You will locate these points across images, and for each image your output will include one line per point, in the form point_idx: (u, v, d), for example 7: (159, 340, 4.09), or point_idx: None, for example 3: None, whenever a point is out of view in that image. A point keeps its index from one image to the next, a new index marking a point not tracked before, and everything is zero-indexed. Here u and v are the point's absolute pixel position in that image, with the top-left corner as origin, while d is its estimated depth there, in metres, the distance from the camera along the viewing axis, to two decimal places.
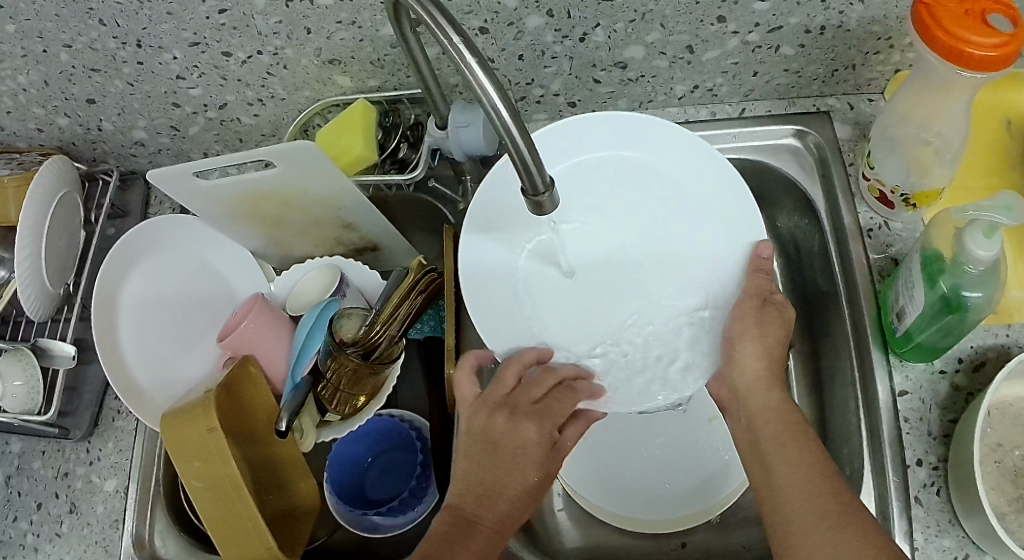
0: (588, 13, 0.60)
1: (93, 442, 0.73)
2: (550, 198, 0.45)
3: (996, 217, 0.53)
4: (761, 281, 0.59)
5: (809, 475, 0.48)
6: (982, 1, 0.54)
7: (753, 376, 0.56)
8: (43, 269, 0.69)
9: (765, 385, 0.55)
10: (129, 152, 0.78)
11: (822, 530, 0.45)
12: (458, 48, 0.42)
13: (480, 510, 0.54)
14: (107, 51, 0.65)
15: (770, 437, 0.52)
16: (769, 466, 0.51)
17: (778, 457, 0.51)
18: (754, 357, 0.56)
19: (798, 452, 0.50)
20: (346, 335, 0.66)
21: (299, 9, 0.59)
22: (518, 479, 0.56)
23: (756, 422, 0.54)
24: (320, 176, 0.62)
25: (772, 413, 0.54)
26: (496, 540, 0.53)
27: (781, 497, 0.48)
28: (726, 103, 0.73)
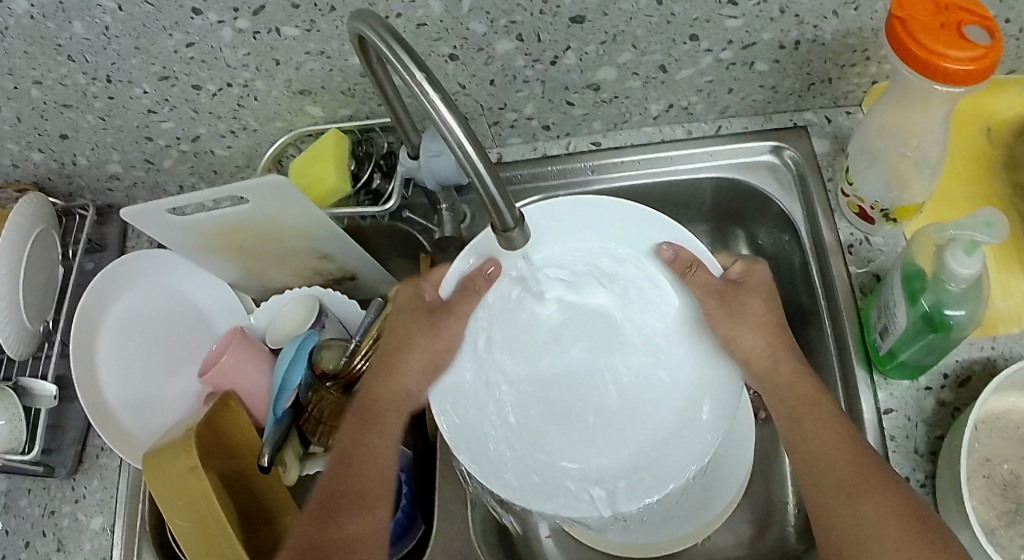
0: (558, 36, 0.59)
1: (78, 478, 0.73)
2: (519, 232, 0.45)
3: (976, 236, 0.53)
4: (704, 279, 0.60)
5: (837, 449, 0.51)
6: (958, 13, 0.54)
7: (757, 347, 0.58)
8: (21, 307, 0.68)
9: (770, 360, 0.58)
10: (105, 186, 0.78)
11: (840, 494, 0.50)
12: (420, 82, 0.41)
13: (372, 437, 0.58)
14: (77, 86, 0.64)
15: (785, 412, 0.56)
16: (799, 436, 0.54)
17: (801, 430, 0.54)
18: (753, 336, 0.58)
19: (815, 421, 0.54)
20: (325, 366, 0.66)
21: (266, 41, 0.58)
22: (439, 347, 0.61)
23: (792, 382, 0.57)
24: (294, 210, 0.62)
25: (788, 391, 0.56)
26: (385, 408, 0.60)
27: (811, 451, 0.53)
28: (702, 121, 0.72)
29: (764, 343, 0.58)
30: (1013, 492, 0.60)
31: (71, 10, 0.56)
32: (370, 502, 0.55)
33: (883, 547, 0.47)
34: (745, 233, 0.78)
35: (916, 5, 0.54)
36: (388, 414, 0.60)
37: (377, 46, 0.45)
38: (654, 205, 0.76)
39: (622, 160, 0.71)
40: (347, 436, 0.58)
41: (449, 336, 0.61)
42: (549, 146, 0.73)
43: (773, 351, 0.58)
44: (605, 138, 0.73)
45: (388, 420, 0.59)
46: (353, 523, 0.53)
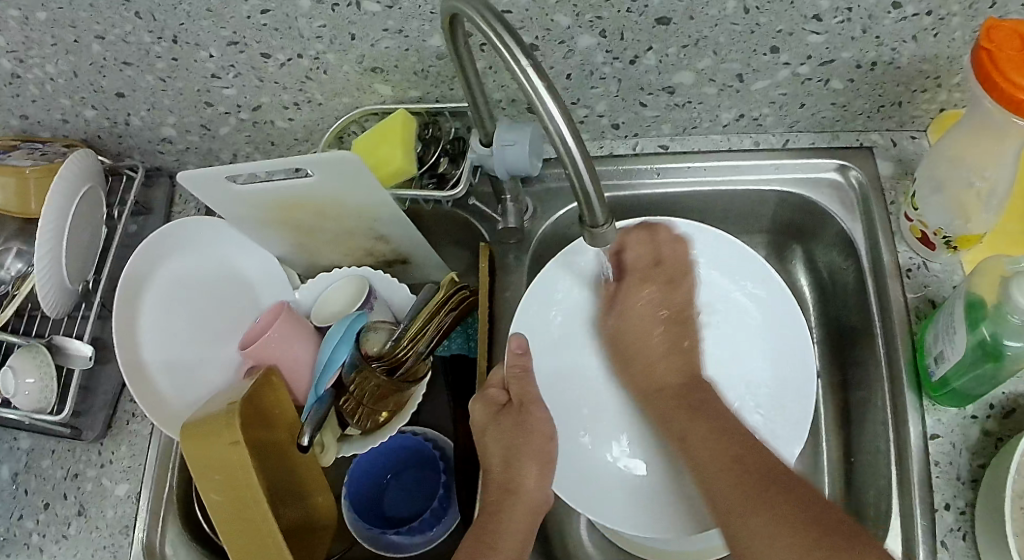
0: (641, 36, 0.59)
1: (105, 443, 0.72)
2: (608, 231, 0.47)
3: None
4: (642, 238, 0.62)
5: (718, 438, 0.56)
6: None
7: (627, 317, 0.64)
8: (62, 264, 0.67)
9: (657, 327, 0.63)
10: (155, 148, 0.76)
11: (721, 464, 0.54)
12: (527, 71, 0.41)
13: (523, 484, 0.59)
14: (142, 44, 0.63)
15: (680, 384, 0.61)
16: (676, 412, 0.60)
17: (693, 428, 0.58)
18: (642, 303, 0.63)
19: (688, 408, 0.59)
20: (371, 348, 0.65)
21: (345, 14, 0.57)
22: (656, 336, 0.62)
23: (655, 369, 0.62)
24: (357, 189, 0.61)
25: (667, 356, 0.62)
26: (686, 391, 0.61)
27: (698, 447, 0.56)
28: (770, 133, 0.72)
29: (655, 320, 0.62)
30: None
31: None
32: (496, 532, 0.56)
33: (762, 541, 0.49)
34: (802, 250, 0.78)
35: (1002, 39, 0.53)
36: (534, 461, 0.59)
37: (477, 29, 0.44)
38: (711, 214, 0.76)
39: (692, 164, 0.72)
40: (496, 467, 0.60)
41: (536, 418, 0.60)
42: (614, 146, 0.72)
43: (657, 322, 0.63)
44: (673, 142, 0.72)
45: (530, 471, 0.59)
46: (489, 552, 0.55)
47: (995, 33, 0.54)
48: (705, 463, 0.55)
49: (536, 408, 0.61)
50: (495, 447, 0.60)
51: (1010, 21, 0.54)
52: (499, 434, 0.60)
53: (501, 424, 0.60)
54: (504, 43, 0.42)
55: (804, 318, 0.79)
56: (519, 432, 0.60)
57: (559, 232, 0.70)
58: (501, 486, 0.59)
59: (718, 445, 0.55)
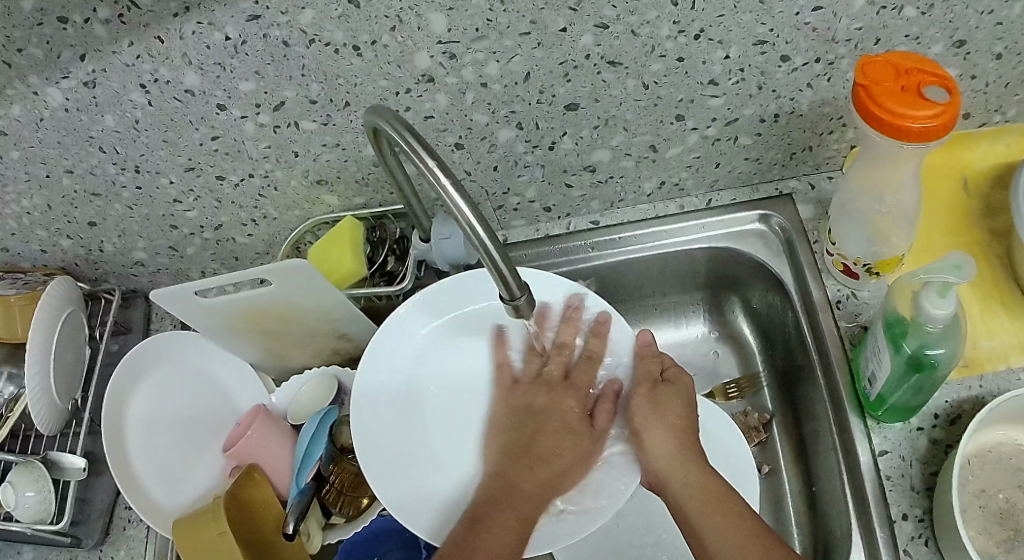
0: (554, 123, 0.64)
1: (105, 549, 0.76)
2: (525, 299, 0.49)
3: (947, 278, 0.56)
4: (650, 367, 0.66)
5: (742, 545, 0.53)
6: (916, 75, 0.58)
7: (663, 451, 0.60)
8: (51, 385, 0.72)
9: (681, 462, 0.59)
10: (129, 271, 0.82)
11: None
12: (433, 169, 0.44)
13: (522, 479, 0.62)
14: (107, 176, 0.68)
15: (697, 511, 0.57)
16: (699, 530, 0.56)
17: (711, 524, 0.55)
18: (662, 440, 0.60)
19: (723, 515, 0.56)
20: (344, 440, 0.73)
21: (286, 134, 0.63)
22: (660, 440, 0.61)
23: (676, 467, 0.59)
24: (314, 292, 0.66)
25: (694, 489, 0.58)
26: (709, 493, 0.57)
27: (710, 537, 0.55)
28: (692, 195, 0.77)
29: (674, 451, 0.60)
30: (1010, 521, 0.63)
31: (105, 104, 0.60)
32: None
33: None
34: (739, 299, 0.83)
35: (878, 71, 0.59)
36: (556, 463, 0.63)
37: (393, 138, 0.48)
38: (652, 276, 0.81)
39: (618, 236, 0.77)
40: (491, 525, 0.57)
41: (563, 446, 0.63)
42: (550, 227, 0.78)
43: (687, 454, 0.59)
44: (603, 217, 0.78)
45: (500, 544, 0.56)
46: (480, 542, 0.55)
47: (870, 67, 0.59)
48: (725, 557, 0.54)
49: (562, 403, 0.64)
50: (511, 432, 0.65)
51: (882, 54, 0.60)
52: (515, 425, 0.66)
53: (523, 397, 0.66)
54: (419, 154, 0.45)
55: (753, 363, 0.83)
56: (541, 419, 0.64)
57: None
58: (506, 473, 0.63)
59: (733, 532, 0.54)
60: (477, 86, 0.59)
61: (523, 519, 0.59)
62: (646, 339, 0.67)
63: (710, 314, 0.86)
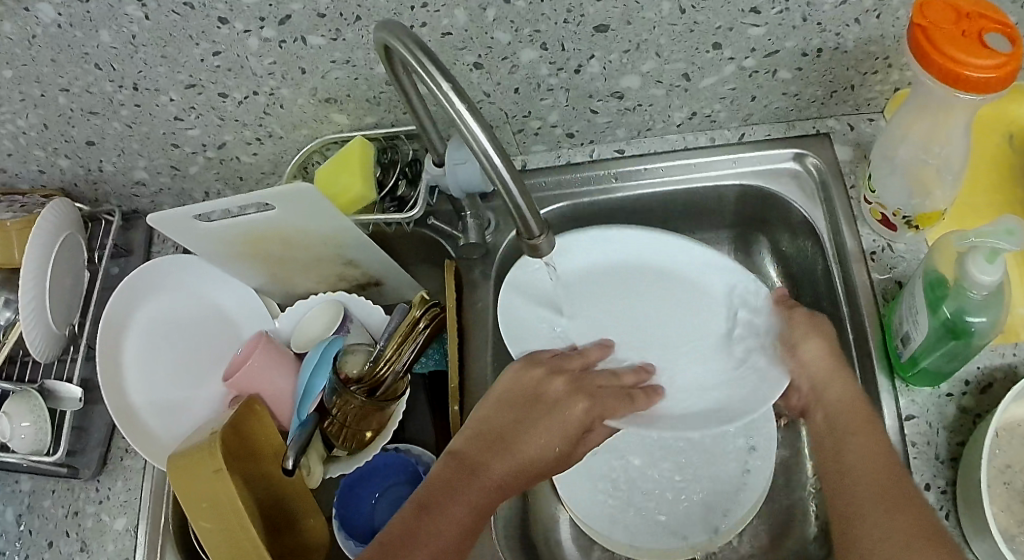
0: (581, 46, 0.60)
1: (101, 480, 0.74)
2: (545, 240, 0.44)
3: (997, 243, 0.52)
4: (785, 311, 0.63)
5: (879, 464, 0.50)
6: (979, 21, 0.52)
7: (820, 368, 0.58)
8: (48, 311, 0.69)
9: (836, 375, 0.57)
10: (130, 192, 0.79)
11: (881, 512, 0.47)
12: (448, 95, 0.40)
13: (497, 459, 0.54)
14: (104, 94, 0.64)
15: (839, 431, 0.54)
16: (841, 448, 0.53)
17: (847, 443, 0.53)
18: (819, 353, 0.58)
19: (864, 438, 0.52)
20: (350, 371, 0.67)
21: (292, 49, 0.58)
22: (812, 349, 0.58)
23: (827, 387, 0.57)
24: (320, 218, 0.62)
25: (846, 404, 0.55)
26: (863, 426, 0.53)
27: (848, 453, 0.52)
28: (724, 129, 0.72)
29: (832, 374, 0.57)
30: None
31: (100, 18, 0.56)
32: None
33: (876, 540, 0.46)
34: (768, 240, 0.79)
35: (937, 14, 0.53)
36: (529, 442, 0.55)
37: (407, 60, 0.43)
38: (676, 213, 0.77)
39: (644, 167, 0.73)
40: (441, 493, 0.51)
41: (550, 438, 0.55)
42: (572, 154, 0.74)
43: (844, 372, 0.57)
44: (629, 146, 0.73)
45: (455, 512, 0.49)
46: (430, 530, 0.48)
47: (929, 8, 0.54)
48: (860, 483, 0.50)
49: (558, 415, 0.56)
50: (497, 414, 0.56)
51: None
52: (500, 412, 0.56)
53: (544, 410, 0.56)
54: (428, 74, 0.41)
55: None
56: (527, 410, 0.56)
57: (521, 245, 0.71)
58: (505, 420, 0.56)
59: (874, 456, 0.51)
60: (499, 3, 0.55)
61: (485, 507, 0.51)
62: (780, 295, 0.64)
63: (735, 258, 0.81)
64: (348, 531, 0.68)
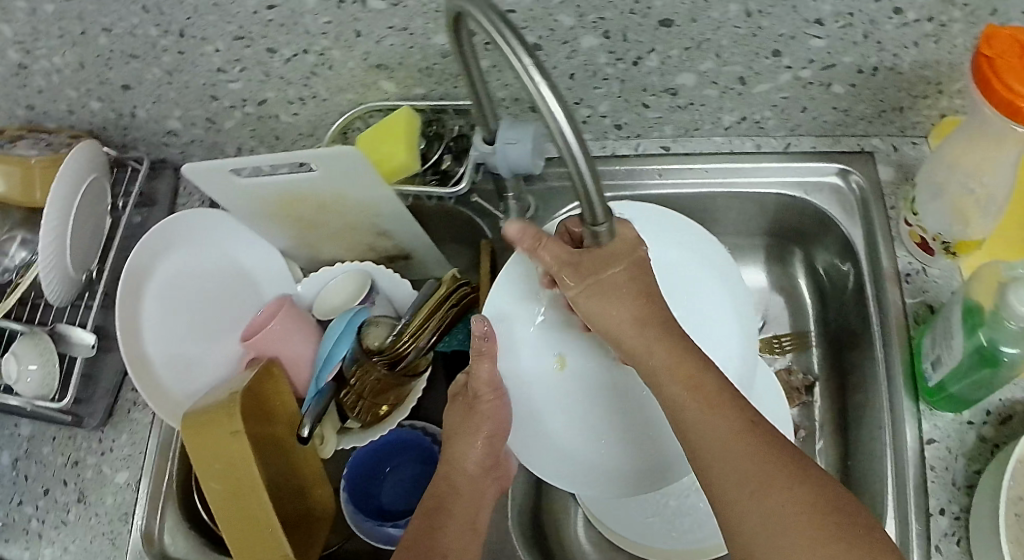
0: (644, 38, 0.59)
1: (106, 431, 0.72)
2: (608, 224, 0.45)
3: None
4: None
5: (733, 452, 0.44)
6: None
7: (617, 321, 0.49)
8: (67, 255, 0.68)
9: (635, 331, 0.49)
10: (160, 141, 0.77)
11: (746, 503, 0.43)
12: (528, 70, 0.39)
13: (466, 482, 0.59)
14: (147, 38, 0.63)
15: (670, 395, 0.48)
16: (684, 425, 0.47)
17: (685, 418, 0.47)
18: (622, 319, 0.49)
19: (717, 410, 0.46)
20: (371, 343, 0.67)
21: (350, 11, 0.57)
22: (619, 311, 0.49)
23: (649, 351, 0.49)
24: (361, 185, 0.61)
25: (669, 367, 0.48)
26: (700, 389, 0.47)
27: (694, 434, 0.46)
28: (771, 136, 0.72)
29: (656, 338, 0.49)
30: None
31: None
32: None
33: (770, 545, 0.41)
34: (803, 252, 0.79)
35: (1003, 46, 0.52)
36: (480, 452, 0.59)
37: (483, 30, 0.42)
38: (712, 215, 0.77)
39: (689, 164, 0.72)
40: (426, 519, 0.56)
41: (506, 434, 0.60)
42: (617, 146, 0.73)
43: (658, 332, 0.49)
44: (675, 143, 0.73)
45: (452, 530, 0.55)
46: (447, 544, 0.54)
47: (995, 40, 0.53)
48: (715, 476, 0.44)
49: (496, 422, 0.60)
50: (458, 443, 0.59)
51: (1009, 28, 0.53)
52: (460, 440, 0.59)
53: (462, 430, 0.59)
54: (510, 48, 0.39)
55: (803, 322, 0.79)
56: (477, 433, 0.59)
57: None
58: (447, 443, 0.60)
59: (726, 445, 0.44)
60: None
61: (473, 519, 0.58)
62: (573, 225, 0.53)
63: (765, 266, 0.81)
64: (354, 503, 0.67)
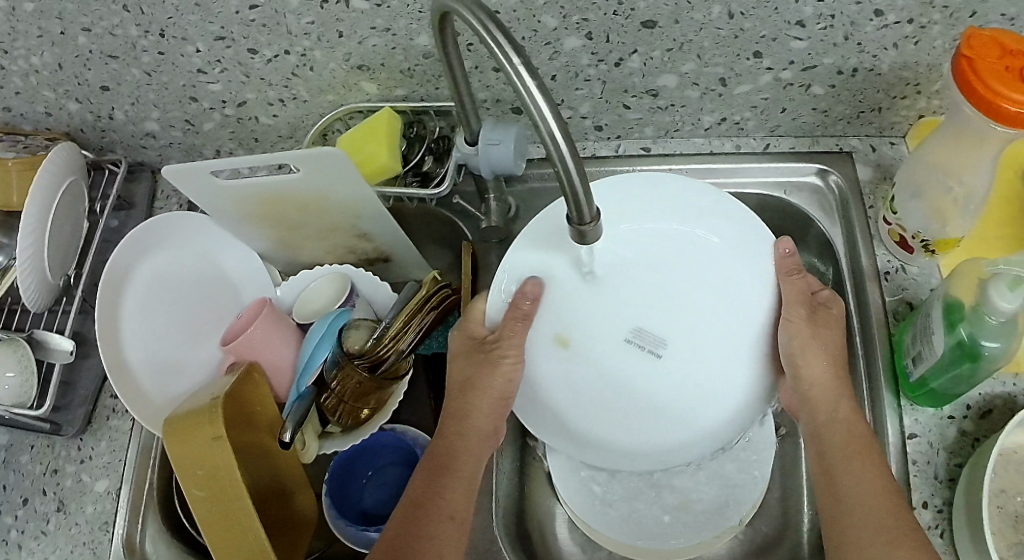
0: (627, 39, 0.59)
1: (85, 439, 0.71)
2: (594, 229, 0.41)
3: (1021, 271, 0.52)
4: (797, 285, 0.55)
5: (881, 497, 0.50)
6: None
7: (822, 386, 0.55)
8: (45, 259, 0.67)
9: (834, 396, 0.55)
10: (139, 143, 0.76)
11: (877, 545, 0.48)
12: (512, 66, 0.37)
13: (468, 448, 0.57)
14: (127, 38, 0.62)
15: (835, 458, 0.53)
16: (836, 479, 0.52)
17: (843, 472, 0.52)
18: (821, 367, 0.54)
19: (862, 464, 0.52)
20: (354, 346, 0.65)
21: (333, 11, 0.57)
22: (841, 402, 0.55)
23: (830, 416, 0.55)
24: (343, 185, 0.61)
25: (840, 426, 0.54)
26: (858, 450, 0.53)
27: (843, 475, 0.52)
28: (751, 137, 0.73)
29: (824, 364, 0.55)
30: None
31: None
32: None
33: None
34: None
35: (982, 47, 0.53)
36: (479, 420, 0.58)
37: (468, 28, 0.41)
38: None
39: (670, 166, 0.73)
40: (420, 485, 0.55)
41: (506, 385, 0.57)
42: (597, 147, 0.74)
43: (841, 392, 0.55)
44: (655, 144, 0.73)
45: (453, 496, 0.54)
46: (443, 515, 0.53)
47: (976, 41, 0.53)
48: (854, 526, 0.49)
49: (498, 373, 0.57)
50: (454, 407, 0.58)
51: (990, 30, 0.54)
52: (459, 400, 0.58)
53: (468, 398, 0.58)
54: (494, 44, 0.37)
55: None
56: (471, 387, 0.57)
57: None
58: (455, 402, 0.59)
59: (872, 489, 0.50)
60: None
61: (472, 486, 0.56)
62: (787, 251, 0.56)
63: None
64: (337, 508, 0.67)
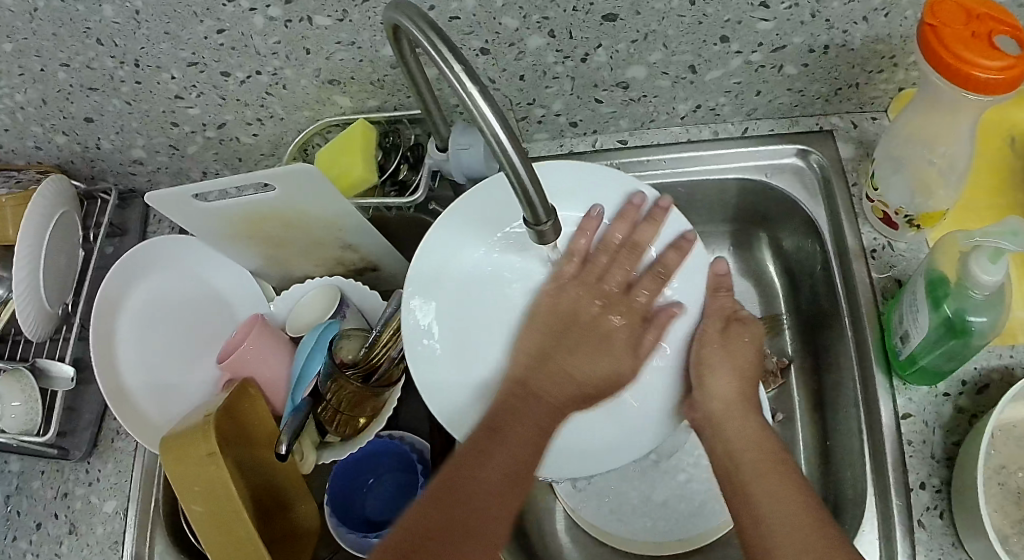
0: (589, 34, 0.59)
1: (92, 461, 0.73)
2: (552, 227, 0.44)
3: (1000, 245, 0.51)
4: (722, 304, 0.63)
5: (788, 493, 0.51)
6: (989, 22, 0.52)
7: (726, 401, 0.59)
8: (42, 290, 0.68)
9: (739, 411, 0.58)
10: (127, 170, 0.78)
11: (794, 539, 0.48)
12: (459, 76, 0.38)
13: (508, 425, 0.56)
14: (104, 70, 0.63)
15: (742, 465, 0.55)
16: (746, 482, 0.54)
17: (749, 477, 0.54)
18: (726, 380, 0.59)
19: (773, 470, 0.53)
20: (345, 356, 0.66)
21: (298, 29, 0.57)
22: (742, 421, 0.58)
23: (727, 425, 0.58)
24: (320, 201, 0.62)
25: (749, 439, 0.57)
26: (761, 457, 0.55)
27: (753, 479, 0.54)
28: (728, 122, 0.72)
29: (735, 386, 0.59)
30: None
31: None
32: (471, 533, 0.49)
33: None
34: (769, 235, 0.78)
35: (948, 14, 0.53)
36: (558, 375, 0.59)
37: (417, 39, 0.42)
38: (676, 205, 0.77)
39: (646, 158, 0.73)
40: (495, 413, 0.57)
41: (558, 368, 0.59)
42: (573, 144, 0.74)
43: (745, 407, 0.59)
44: (631, 137, 0.73)
45: (496, 462, 0.54)
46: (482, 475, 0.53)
47: (940, 8, 0.53)
48: (770, 520, 0.50)
49: (585, 330, 0.60)
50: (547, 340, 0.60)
51: None
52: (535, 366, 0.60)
53: (588, 285, 0.60)
54: (439, 52, 0.40)
55: (774, 304, 0.80)
56: (568, 341, 0.60)
57: None
58: (529, 380, 0.59)
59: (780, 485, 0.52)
60: None
61: (528, 445, 0.56)
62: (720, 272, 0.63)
63: (733, 253, 0.82)
64: (340, 518, 0.67)
